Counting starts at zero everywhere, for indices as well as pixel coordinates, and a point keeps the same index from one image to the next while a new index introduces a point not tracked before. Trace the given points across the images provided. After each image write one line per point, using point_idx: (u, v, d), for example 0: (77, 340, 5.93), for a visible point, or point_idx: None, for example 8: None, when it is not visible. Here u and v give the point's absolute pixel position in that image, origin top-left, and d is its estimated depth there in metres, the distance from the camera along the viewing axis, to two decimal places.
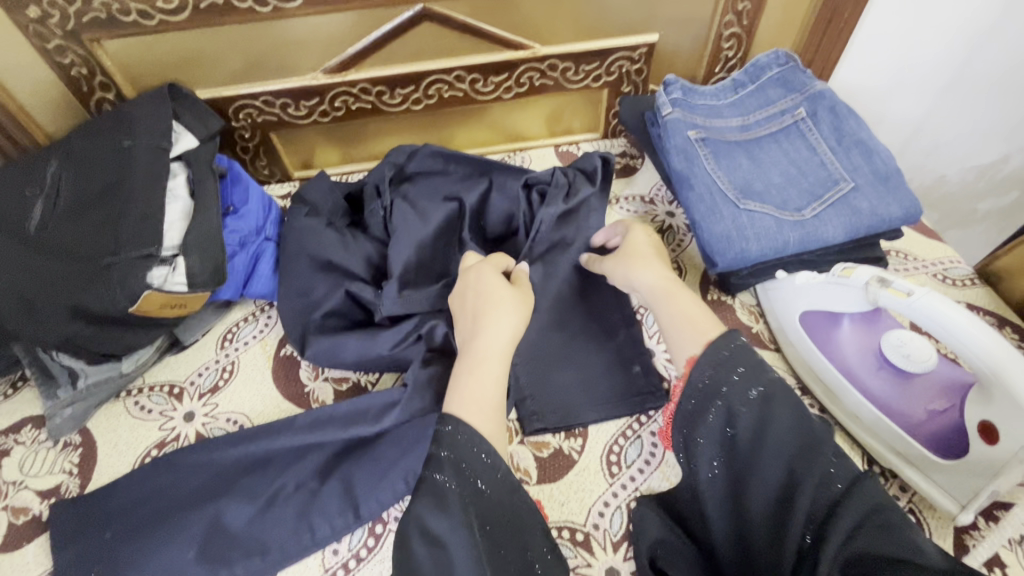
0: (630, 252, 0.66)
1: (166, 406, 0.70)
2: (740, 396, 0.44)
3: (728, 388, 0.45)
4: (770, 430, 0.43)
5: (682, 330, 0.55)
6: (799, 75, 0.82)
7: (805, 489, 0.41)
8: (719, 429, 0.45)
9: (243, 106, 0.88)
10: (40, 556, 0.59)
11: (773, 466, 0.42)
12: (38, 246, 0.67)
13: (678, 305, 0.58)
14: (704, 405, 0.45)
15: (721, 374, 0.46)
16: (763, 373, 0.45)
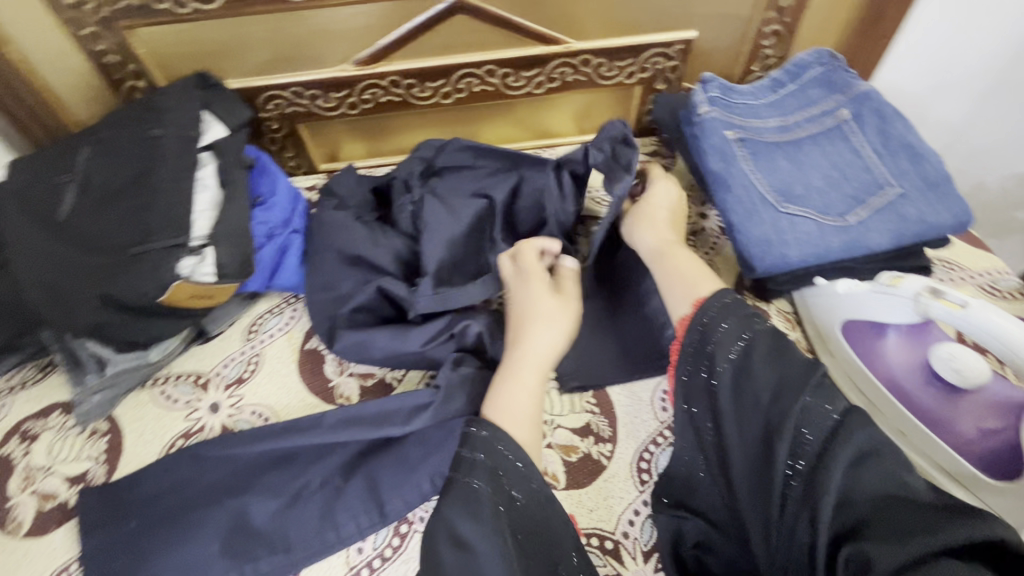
0: (637, 216, 0.69)
1: (192, 396, 0.70)
2: (727, 352, 0.48)
3: (710, 343, 0.49)
4: (750, 380, 0.46)
5: (675, 286, 0.60)
6: (843, 75, 0.79)
7: (786, 437, 0.42)
8: (708, 385, 0.48)
9: (272, 97, 0.87)
10: (67, 543, 0.59)
11: (755, 410, 0.45)
12: (69, 233, 0.67)
13: (678, 261, 0.62)
14: (699, 367, 0.49)
15: (708, 332, 0.50)
16: (748, 328, 0.48)
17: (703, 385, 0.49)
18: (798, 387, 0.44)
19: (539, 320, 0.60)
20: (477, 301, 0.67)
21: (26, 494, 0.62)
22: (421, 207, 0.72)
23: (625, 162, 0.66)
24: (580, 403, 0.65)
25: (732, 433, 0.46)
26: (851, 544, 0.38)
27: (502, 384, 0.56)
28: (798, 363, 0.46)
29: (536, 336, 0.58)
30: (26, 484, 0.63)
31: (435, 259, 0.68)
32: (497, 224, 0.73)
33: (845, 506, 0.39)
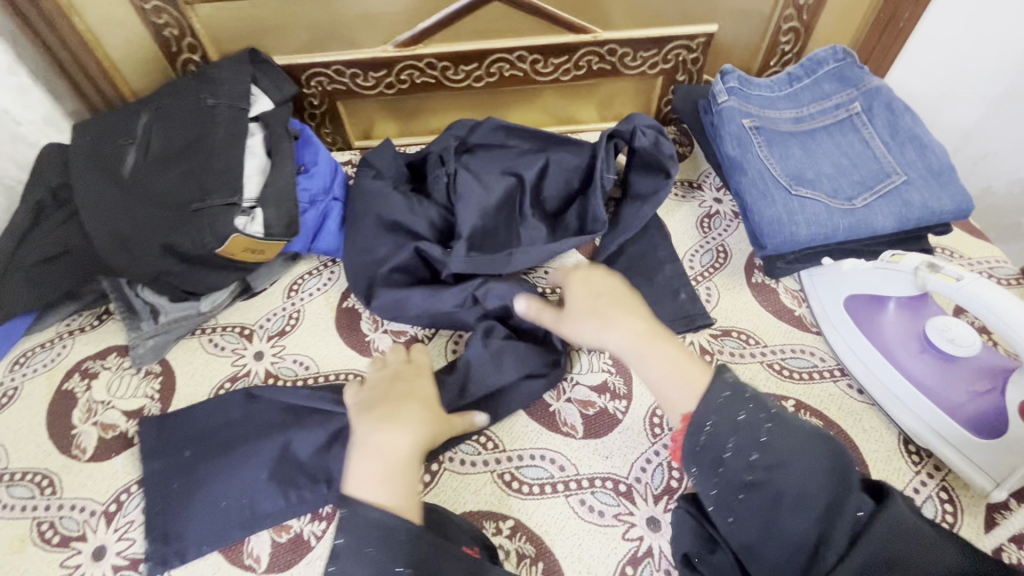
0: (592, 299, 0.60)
1: (238, 344, 0.75)
2: (742, 463, 0.45)
3: (707, 445, 0.46)
4: (785, 475, 0.44)
5: (673, 382, 0.51)
6: (856, 71, 0.83)
7: (834, 530, 0.42)
8: (731, 481, 0.45)
9: (315, 74, 0.92)
10: (127, 466, 0.65)
11: (782, 523, 0.43)
12: (133, 189, 0.73)
13: (659, 352, 0.53)
14: (730, 490, 0.46)
15: (716, 439, 0.46)
16: (758, 434, 0.45)
17: (727, 485, 0.46)
18: (834, 484, 0.43)
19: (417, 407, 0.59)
20: (505, 266, 0.72)
21: (88, 425, 0.68)
22: (455, 179, 0.77)
23: (665, 154, 0.75)
24: (598, 363, 0.71)
25: (767, 542, 0.44)
26: None
27: (358, 471, 0.52)
28: (827, 457, 0.45)
29: (402, 424, 0.56)
30: (88, 415, 0.69)
31: (468, 227, 0.74)
32: (526, 198, 0.78)
33: None
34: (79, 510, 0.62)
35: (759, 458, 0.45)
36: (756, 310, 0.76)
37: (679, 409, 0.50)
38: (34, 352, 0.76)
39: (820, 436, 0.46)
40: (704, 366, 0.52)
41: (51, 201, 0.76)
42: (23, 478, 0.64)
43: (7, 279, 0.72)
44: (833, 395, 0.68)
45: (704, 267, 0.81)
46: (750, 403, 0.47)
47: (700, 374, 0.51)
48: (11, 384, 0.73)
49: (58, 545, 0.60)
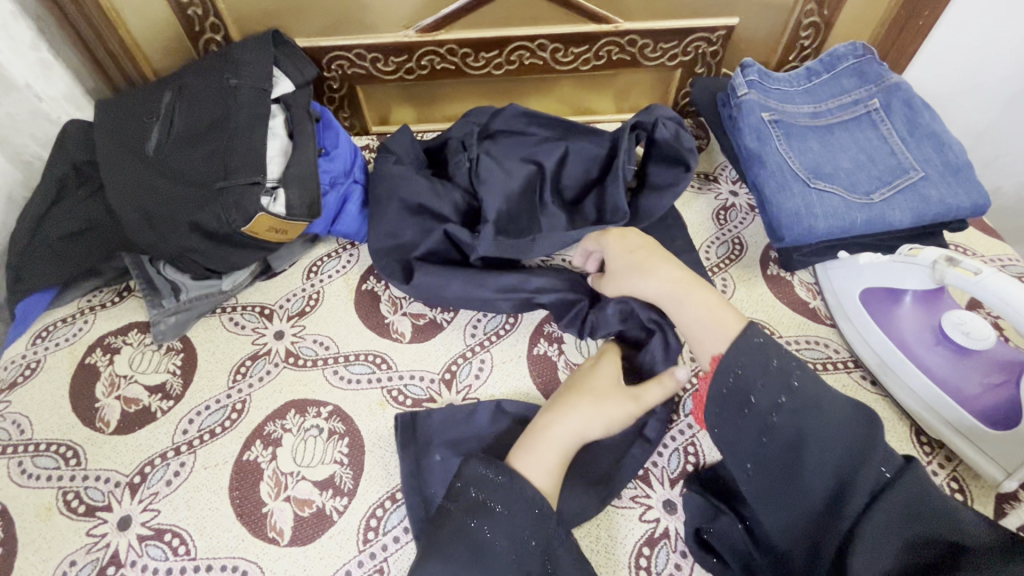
0: (632, 264, 0.64)
1: (258, 323, 0.76)
2: (769, 405, 0.46)
3: (735, 391, 0.48)
4: (812, 429, 0.45)
5: (709, 330, 0.55)
6: (876, 67, 0.83)
7: (856, 486, 0.43)
8: (757, 433, 0.47)
9: (336, 58, 0.92)
10: (151, 439, 0.66)
11: (806, 470, 0.45)
12: (157, 166, 0.74)
13: (695, 304, 0.57)
14: (753, 436, 0.47)
15: (746, 383, 0.47)
16: (788, 382, 0.46)
17: (752, 437, 0.47)
18: (862, 443, 0.44)
19: (598, 406, 0.59)
20: (529, 252, 0.73)
21: (112, 398, 0.69)
22: (478, 165, 0.77)
23: (686, 145, 0.75)
24: None
25: (792, 490, 0.45)
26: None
27: (524, 447, 0.56)
28: (854, 416, 0.45)
29: (564, 408, 0.59)
30: (112, 389, 0.70)
31: (489, 213, 0.74)
32: (547, 184, 0.79)
33: (909, 548, 0.41)
34: (104, 481, 0.63)
35: (788, 402, 0.46)
36: (771, 301, 0.77)
37: (711, 350, 0.54)
38: (56, 326, 0.76)
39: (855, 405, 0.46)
40: (740, 315, 0.55)
41: (73, 176, 0.77)
42: (47, 449, 0.65)
43: (32, 253, 0.72)
44: (846, 385, 0.69)
45: (720, 258, 0.81)
46: (783, 353, 0.47)
47: (738, 322, 0.54)
48: (33, 357, 0.73)
49: (83, 514, 0.61)
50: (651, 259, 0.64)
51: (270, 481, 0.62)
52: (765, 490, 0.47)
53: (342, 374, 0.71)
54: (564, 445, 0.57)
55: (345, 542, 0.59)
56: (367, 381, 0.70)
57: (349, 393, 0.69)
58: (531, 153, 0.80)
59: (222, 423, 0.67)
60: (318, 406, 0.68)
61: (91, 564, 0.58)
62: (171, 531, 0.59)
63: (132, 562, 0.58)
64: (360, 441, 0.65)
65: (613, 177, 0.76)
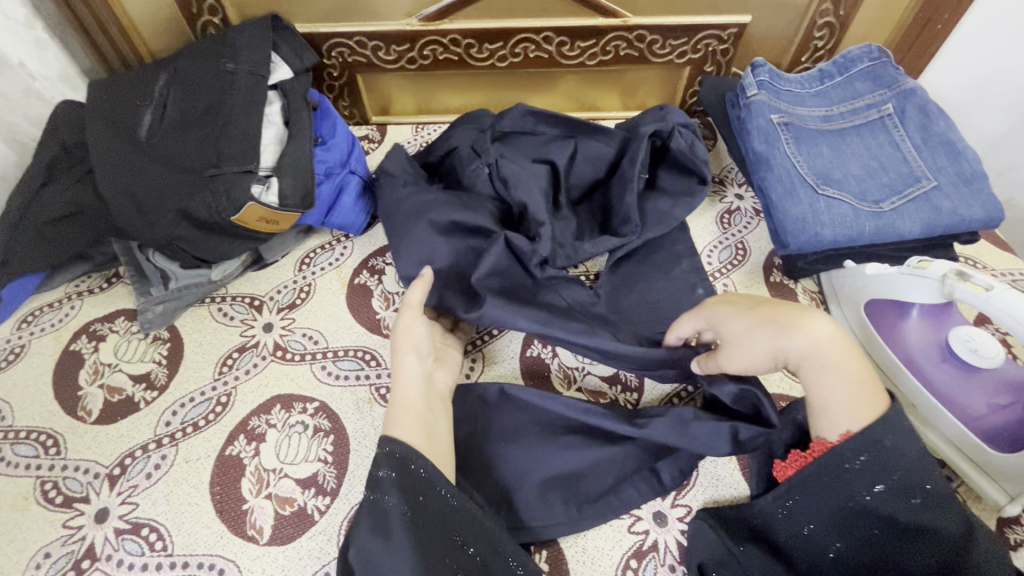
0: (766, 316, 0.55)
1: (247, 315, 0.74)
2: (900, 504, 0.48)
3: (856, 480, 0.49)
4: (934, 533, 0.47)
5: (849, 407, 0.51)
6: (891, 71, 0.80)
7: None
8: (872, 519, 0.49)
9: (337, 45, 0.90)
10: (133, 430, 0.64)
11: (902, 556, 0.47)
12: (149, 151, 0.72)
13: (840, 379, 0.52)
14: (860, 523, 0.49)
15: (873, 472, 0.48)
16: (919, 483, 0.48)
17: (868, 522, 0.49)
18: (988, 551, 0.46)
19: (411, 346, 0.62)
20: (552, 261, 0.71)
21: (95, 387, 0.68)
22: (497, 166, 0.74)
23: (701, 156, 0.74)
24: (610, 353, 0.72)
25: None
26: None
27: (390, 418, 0.58)
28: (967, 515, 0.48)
29: (407, 349, 0.61)
30: (96, 377, 0.68)
31: (538, 216, 0.70)
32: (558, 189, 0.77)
33: None
34: (83, 472, 0.61)
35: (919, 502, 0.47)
36: None
37: (839, 426, 0.51)
38: (43, 311, 0.75)
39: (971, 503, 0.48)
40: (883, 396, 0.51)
41: (64, 158, 0.76)
42: (27, 437, 0.64)
43: (19, 236, 0.71)
44: None
45: (722, 263, 0.79)
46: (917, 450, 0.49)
47: (882, 407, 0.50)
48: (18, 341, 0.72)
49: (60, 505, 0.59)
50: (787, 311, 0.55)
51: (252, 478, 0.61)
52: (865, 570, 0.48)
53: (330, 370, 0.69)
54: (418, 398, 0.59)
55: (325, 543, 0.57)
56: (355, 378, 0.68)
57: (337, 389, 0.67)
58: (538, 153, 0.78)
59: (207, 416, 0.65)
60: (304, 402, 0.66)
61: (66, 557, 0.57)
62: (149, 526, 0.58)
63: (108, 556, 0.57)
64: (345, 438, 0.64)
65: (625, 183, 0.74)
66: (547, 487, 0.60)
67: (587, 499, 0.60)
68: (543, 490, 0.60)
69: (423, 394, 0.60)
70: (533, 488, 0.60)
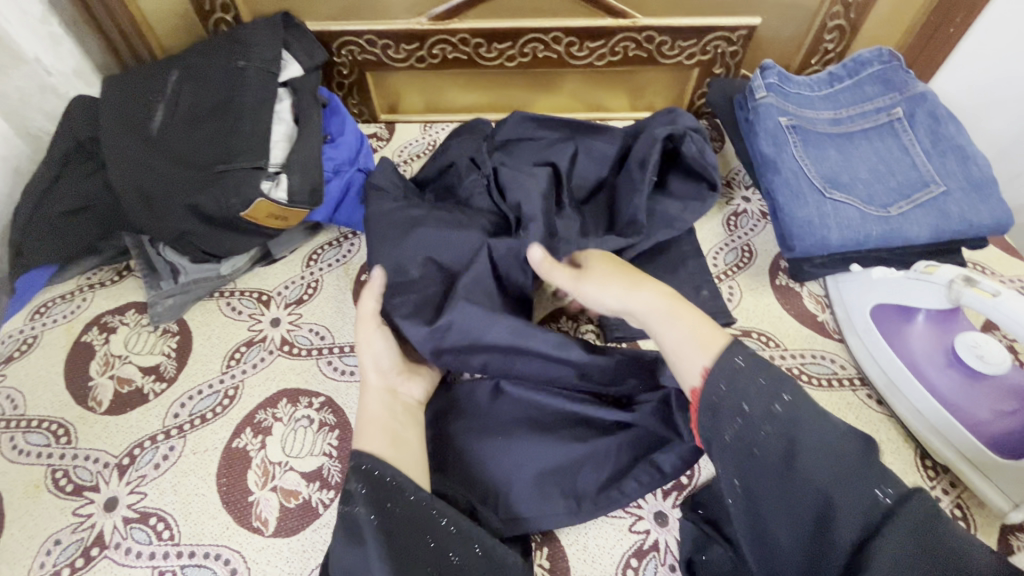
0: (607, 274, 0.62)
1: (255, 309, 0.75)
2: (763, 416, 0.45)
3: (723, 404, 0.46)
4: (803, 450, 0.43)
5: (693, 346, 0.51)
6: (901, 75, 0.80)
7: (846, 507, 0.41)
8: (743, 441, 0.45)
9: (346, 43, 0.91)
10: (142, 421, 0.65)
11: (797, 482, 0.42)
12: (161, 146, 0.73)
13: (681, 323, 0.54)
14: (743, 447, 0.45)
15: (736, 391, 0.46)
16: (779, 393, 0.45)
17: (735, 445, 0.45)
18: (861, 470, 0.42)
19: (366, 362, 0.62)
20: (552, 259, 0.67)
21: (106, 378, 0.69)
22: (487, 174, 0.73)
23: (710, 161, 0.73)
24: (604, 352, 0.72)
25: (769, 508, 0.44)
26: None
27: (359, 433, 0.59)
28: (844, 431, 0.44)
29: (365, 362, 0.62)
30: (106, 368, 0.70)
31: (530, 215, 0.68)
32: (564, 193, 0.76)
33: None
34: (93, 461, 0.62)
35: (782, 410, 0.44)
36: (779, 312, 0.74)
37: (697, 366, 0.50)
38: (55, 302, 0.76)
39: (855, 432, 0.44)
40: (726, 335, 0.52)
41: (78, 153, 0.77)
42: (39, 426, 0.65)
43: (33, 228, 0.72)
44: (851, 403, 0.67)
45: (728, 266, 0.79)
46: (767, 369, 0.47)
47: (723, 342, 0.51)
48: (31, 333, 0.73)
49: (71, 493, 0.61)
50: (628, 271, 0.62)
51: (258, 470, 0.62)
52: (754, 505, 0.45)
53: (336, 365, 0.70)
54: (381, 411, 0.59)
55: (328, 536, 0.58)
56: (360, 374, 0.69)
57: (342, 384, 0.68)
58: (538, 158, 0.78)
59: (214, 408, 0.66)
60: (310, 397, 0.67)
61: (76, 544, 0.58)
62: (156, 515, 0.59)
63: (117, 544, 0.58)
64: (350, 433, 0.64)
65: (631, 188, 0.74)
66: (548, 482, 0.60)
67: (586, 494, 0.60)
68: (543, 484, 0.60)
69: (386, 406, 0.60)
70: (533, 482, 0.60)
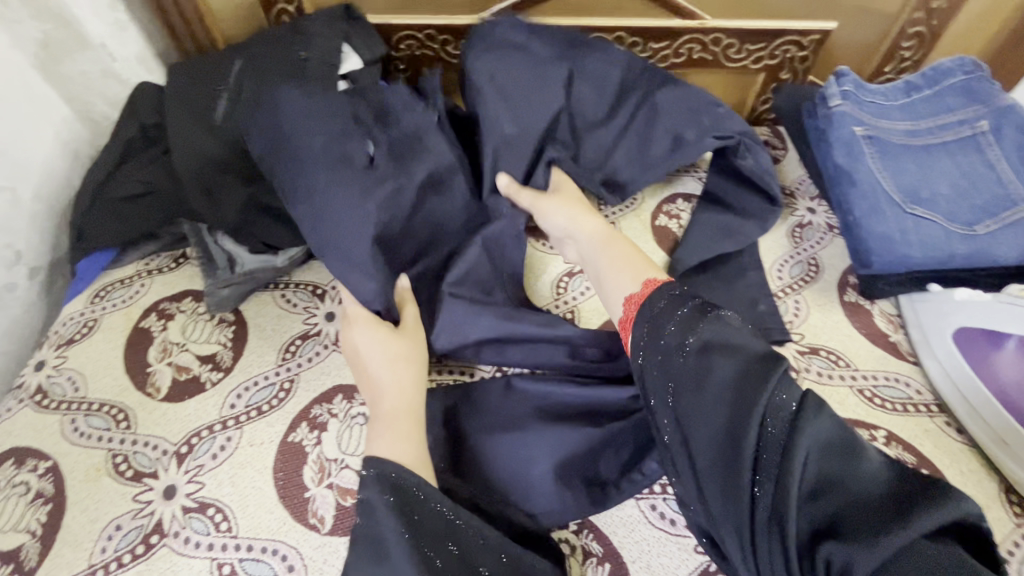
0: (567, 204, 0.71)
1: (310, 303, 0.74)
2: (677, 343, 0.49)
3: (648, 335, 0.53)
4: (709, 376, 0.46)
5: (626, 271, 0.62)
6: (986, 86, 0.76)
7: (750, 423, 0.43)
8: (664, 374, 0.49)
9: (406, 37, 0.90)
10: (201, 410, 0.65)
11: (709, 411, 0.45)
12: (224, 134, 0.73)
13: (618, 252, 0.65)
14: (661, 375, 0.50)
15: (656, 328, 0.52)
16: (695, 324, 0.50)
17: (659, 376, 0.50)
18: (759, 383, 0.44)
19: (377, 356, 0.60)
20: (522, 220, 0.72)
21: (163, 364, 0.69)
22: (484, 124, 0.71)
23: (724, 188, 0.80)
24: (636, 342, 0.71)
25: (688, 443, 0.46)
26: (829, 540, 0.38)
27: (378, 427, 0.56)
28: (752, 357, 0.46)
29: (382, 360, 0.60)
30: (164, 355, 0.70)
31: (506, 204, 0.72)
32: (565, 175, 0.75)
33: (823, 505, 0.39)
34: (152, 447, 0.63)
35: (693, 340, 0.49)
36: (849, 331, 0.71)
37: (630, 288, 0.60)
38: (114, 287, 0.75)
39: (765, 356, 0.46)
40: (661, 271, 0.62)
41: (141, 139, 0.78)
42: (100, 409, 0.66)
43: (98, 213, 0.74)
44: (928, 430, 0.64)
45: (793, 278, 0.76)
46: (687, 305, 0.52)
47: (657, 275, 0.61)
48: (90, 316, 0.73)
49: (131, 479, 0.61)
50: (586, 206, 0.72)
51: (314, 466, 0.61)
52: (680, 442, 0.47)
53: None
54: (407, 402, 0.58)
55: None
56: None
57: None
58: (539, 116, 0.72)
59: (270, 401, 0.66)
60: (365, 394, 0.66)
61: (136, 531, 0.58)
62: (214, 506, 0.59)
63: (175, 533, 0.58)
64: None
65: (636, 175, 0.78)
66: (570, 474, 0.60)
67: (609, 481, 0.60)
68: (568, 478, 0.60)
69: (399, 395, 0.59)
70: (555, 477, 0.59)
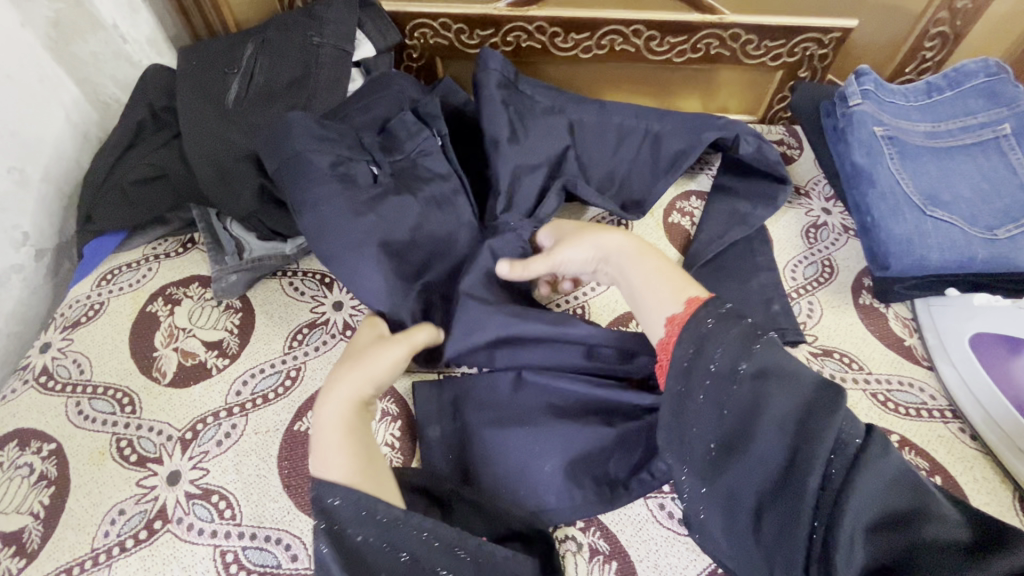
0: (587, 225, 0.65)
1: (318, 291, 0.73)
2: (729, 369, 0.46)
3: (697, 362, 0.47)
4: (767, 406, 0.44)
5: (665, 288, 0.56)
6: (1010, 89, 0.74)
7: (815, 456, 0.42)
8: (716, 402, 0.46)
9: (420, 26, 0.88)
10: (206, 396, 0.65)
11: (766, 443, 0.44)
12: (235, 119, 0.73)
13: (650, 266, 0.59)
14: (713, 403, 0.46)
15: (704, 352, 0.47)
16: (748, 348, 0.46)
17: (706, 403, 0.47)
18: (824, 417, 0.43)
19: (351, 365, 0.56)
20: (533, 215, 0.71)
21: (169, 349, 0.68)
22: (485, 130, 0.73)
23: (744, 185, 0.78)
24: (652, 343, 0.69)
25: (736, 473, 0.45)
26: None
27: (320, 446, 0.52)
28: (808, 388, 0.45)
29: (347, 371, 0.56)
30: (170, 340, 0.69)
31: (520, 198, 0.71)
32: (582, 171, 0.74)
33: (889, 544, 0.40)
34: (157, 433, 0.62)
35: (746, 368, 0.46)
36: (863, 334, 0.70)
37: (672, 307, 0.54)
38: (121, 270, 0.75)
39: (826, 388, 0.45)
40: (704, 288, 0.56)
41: (151, 122, 0.77)
42: (105, 393, 0.65)
43: (106, 195, 0.73)
44: (941, 436, 0.63)
45: (807, 280, 0.75)
46: (739, 330, 0.47)
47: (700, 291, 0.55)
48: (97, 299, 0.73)
49: (134, 464, 0.60)
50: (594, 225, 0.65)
51: None
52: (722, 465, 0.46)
53: None
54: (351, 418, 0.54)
55: None
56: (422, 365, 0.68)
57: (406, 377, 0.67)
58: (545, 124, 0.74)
59: (276, 389, 0.65)
60: None
61: (139, 516, 0.57)
62: (218, 493, 0.58)
63: (179, 519, 0.57)
64: (414, 426, 0.63)
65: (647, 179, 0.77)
66: (578, 472, 0.59)
67: (619, 481, 0.59)
68: (574, 474, 0.59)
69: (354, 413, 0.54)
70: (565, 473, 0.59)
